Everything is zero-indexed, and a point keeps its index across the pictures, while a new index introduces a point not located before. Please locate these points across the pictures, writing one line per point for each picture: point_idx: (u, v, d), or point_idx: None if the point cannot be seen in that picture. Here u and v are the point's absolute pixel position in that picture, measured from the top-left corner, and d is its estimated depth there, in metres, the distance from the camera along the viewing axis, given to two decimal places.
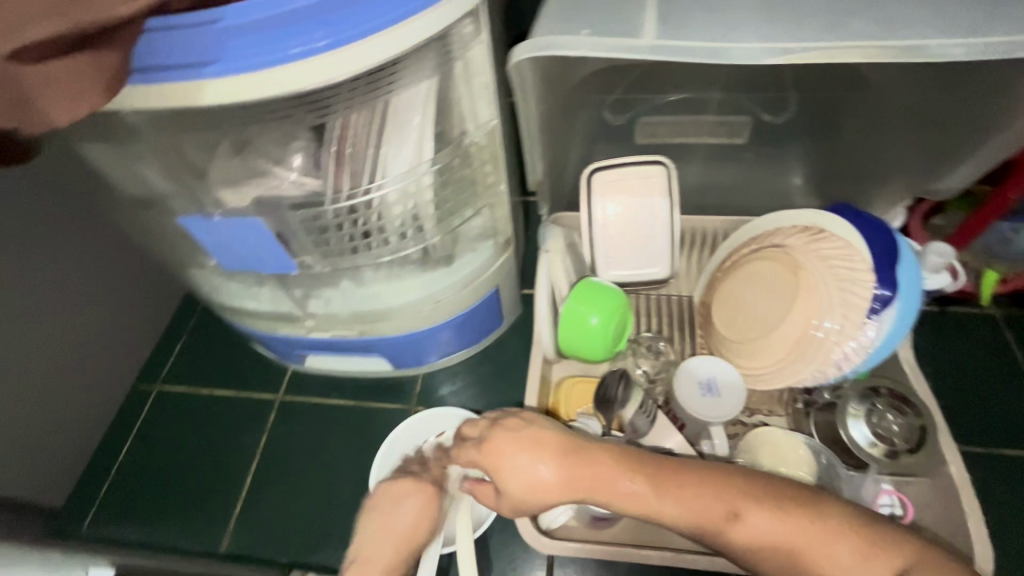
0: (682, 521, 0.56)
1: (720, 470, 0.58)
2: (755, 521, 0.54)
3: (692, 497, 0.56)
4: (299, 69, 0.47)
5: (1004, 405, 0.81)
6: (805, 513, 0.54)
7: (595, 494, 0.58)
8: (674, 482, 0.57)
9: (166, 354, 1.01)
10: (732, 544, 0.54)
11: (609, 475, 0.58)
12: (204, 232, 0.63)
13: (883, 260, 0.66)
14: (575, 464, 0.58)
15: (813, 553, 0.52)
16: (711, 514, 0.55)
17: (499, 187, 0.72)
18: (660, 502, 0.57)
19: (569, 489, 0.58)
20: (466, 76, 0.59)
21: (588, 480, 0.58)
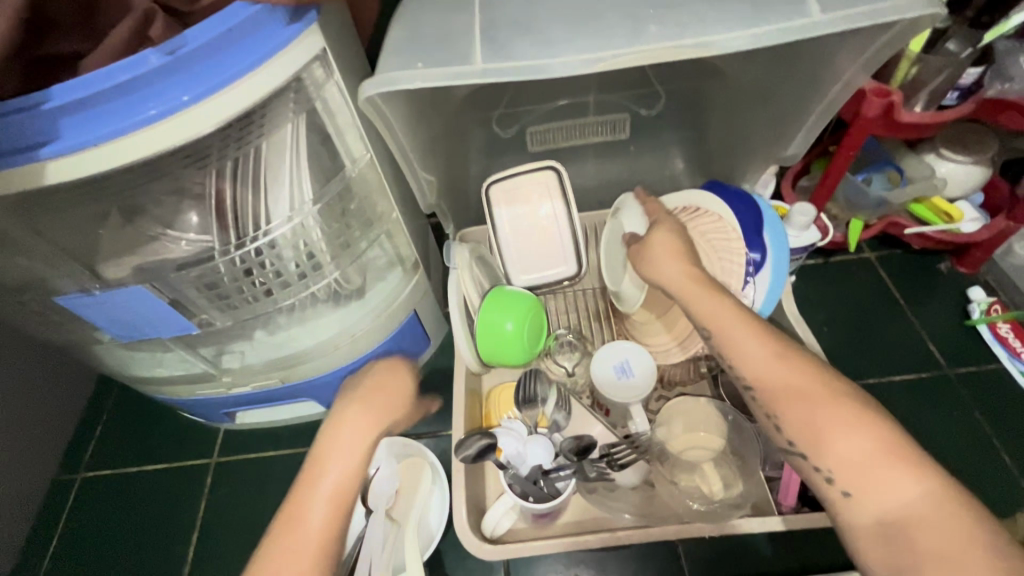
0: (736, 361, 0.58)
1: (786, 344, 0.58)
2: (804, 394, 0.53)
3: (754, 348, 0.57)
4: (143, 135, 0.48)
5: (884, 338, 0.90)
6: (855, 403, 0.52)
7: (695, 308, 0.61)
8: (737, 332, 0.58)
9: (85, 438, 0.96)
10: (772, 398, 0.55)
11: (716, 307, 0.60)
12: (88, 309, 0.61)
13: (750, 227, 0.73)
14: (709, 290, 0.62)
15: (846, 435, 0.51)
16: (756, 364, 0.57)
17: (392, 214, 0.74)
18: (724, 338, 0.59)
19: (687, 298, 0.62)
20: (329, 115, 0.61)
21: (725, 316, 0.59)
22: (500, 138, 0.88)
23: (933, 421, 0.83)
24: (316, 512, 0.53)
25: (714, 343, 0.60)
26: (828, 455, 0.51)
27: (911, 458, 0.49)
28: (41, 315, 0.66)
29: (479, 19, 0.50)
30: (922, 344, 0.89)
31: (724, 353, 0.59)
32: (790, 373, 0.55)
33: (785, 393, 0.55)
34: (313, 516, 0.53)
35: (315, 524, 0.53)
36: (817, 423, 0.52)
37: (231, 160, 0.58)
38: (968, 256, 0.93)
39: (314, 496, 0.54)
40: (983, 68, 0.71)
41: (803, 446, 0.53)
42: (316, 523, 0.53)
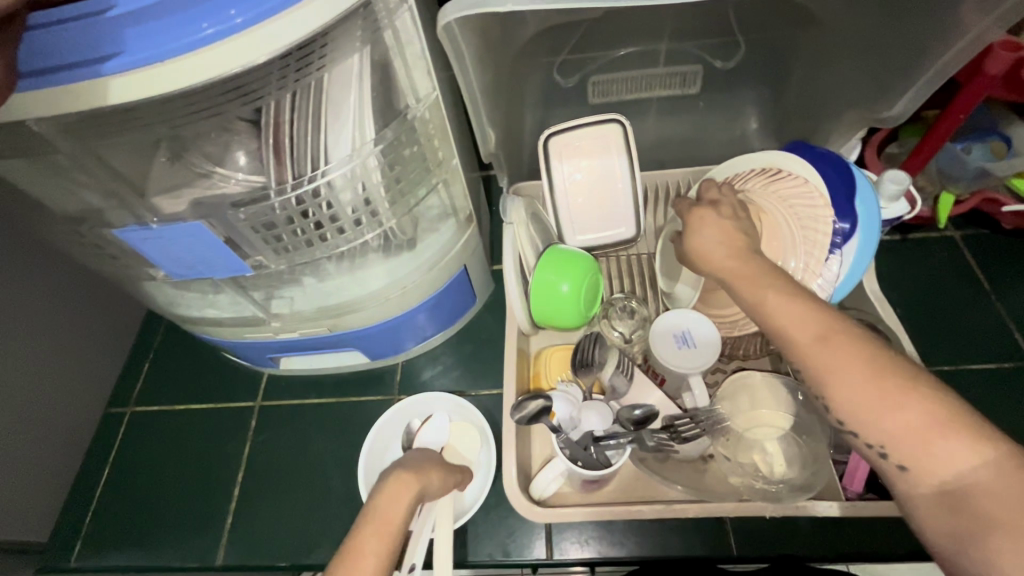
0: (777, 338, 0.53)
1: (833, 317, 0.52)
2: (855, 368, 0.49)
3: (796, 323, 0.52)
4: (210, 54, 0.44)
5: (964, 323, 0.84)
6: (907, 376, 0.48)
7: (749, 295, 0.55)
8: (776, 307, 0.53)
9: (134, 375, 0.97)
10: (814, 375, 0.50)
11: (757, 284, 0.55)
12: (145, 243, 0.60)
13: (840, 194, 0.67)
14: (751, 279, 0.55)
15: (900, 409, 0.47)
16: (798, 341, 0.51)
17: (450, 161, 0.70)
18: (765, 316, 0.54)
19: (734, 277, 0.57)
20: (397, 47, 0.57)
21: (764, 295, 0.54)
22: (562, 86, 0.82)
23: (1012, 412, 0.77)
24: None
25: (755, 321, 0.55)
26: (876, 433, 0.48)
27: (957, 423, 0.46)
28: (96, 248, 0.65)
29: None
30: (1006, 332, 0.83)
31: (766, 331, 0.54)
32: (834, 348, 0.50)
33: (818, 370, 0.50)
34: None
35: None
36: (866, 405, 0.48)
37: (291, 91, 0.54)
38: None
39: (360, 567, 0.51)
40: None
41: (853, 426, 0.49)
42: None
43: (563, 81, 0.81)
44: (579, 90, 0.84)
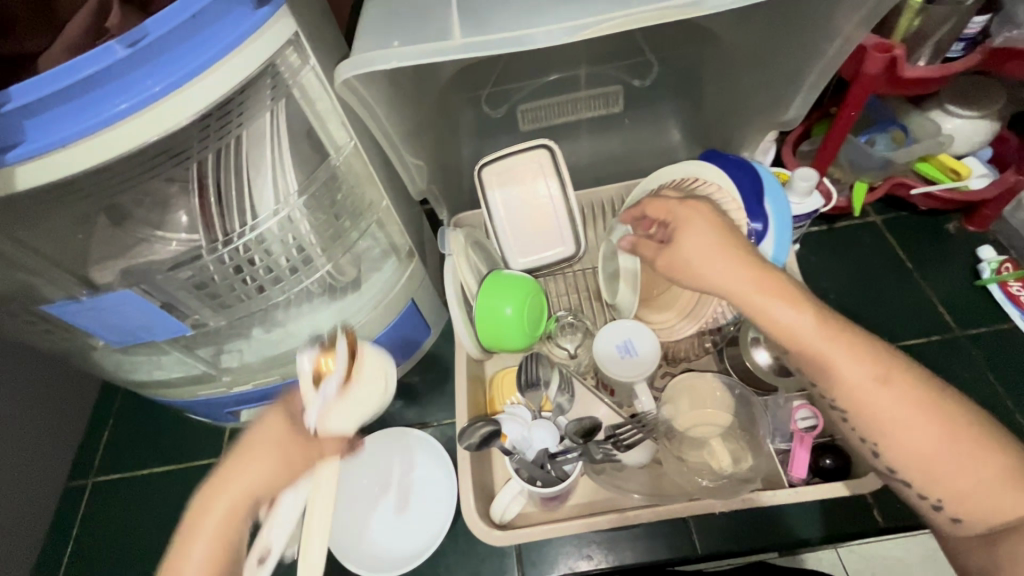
0: (825, 382, 0.51)
1: (885, 362, 0.49)
2: (923, 419, 0.47)
3: (853, 371, 0.49)
4: (114, 133, 0.46)
5: (892, 303, 0.88)
6: (972, 428, 0.47)
7: (760, 321, 0.52)
8: (829, 351, 0.50)
9: (94, 445, 0.96)
10: (873, 426, 0.49)
11: (796, 325, 0.50)
12: (79, 316, 0.60)
13: (751, 195, 0.71)
14: (759, 305, 0.51)
15: (968, 465, 0.46)
16: (856, 388, 0.49)
17: (381, 202, 0.72)
18: (811, 359, 0.50)
19: (754, 315, 0.52)
20: (309, 103, 0.59)
21: (811, 341, 0.50)
22: (491, 117, 0.85)
23: (943, 383, 0.81)
24: (208, 528, 0.44)
25: (796, 360, 0.52)
26: (936, 485, 0.48)
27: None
28: (33, 325, 0.65)
29: None
30: (932, 307, 0.87)
31: (811, 372, 0.51)
32: (896, 397, 0.48)
33: (879, 423, 0.48)
34: (208, 513, 0.45)
35: (203, 548, 0.44)
36: (932, 462, 0.47)
37: (214, 150, 0.56)
38: (978, 214, 0.90)
39: (218, 499, 0.45)
40: (988, 16, 0.68)
41: (910, 474, 0.49)
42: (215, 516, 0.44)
43: (491, 113, 0.84)
44: (508, 120, 0.87)
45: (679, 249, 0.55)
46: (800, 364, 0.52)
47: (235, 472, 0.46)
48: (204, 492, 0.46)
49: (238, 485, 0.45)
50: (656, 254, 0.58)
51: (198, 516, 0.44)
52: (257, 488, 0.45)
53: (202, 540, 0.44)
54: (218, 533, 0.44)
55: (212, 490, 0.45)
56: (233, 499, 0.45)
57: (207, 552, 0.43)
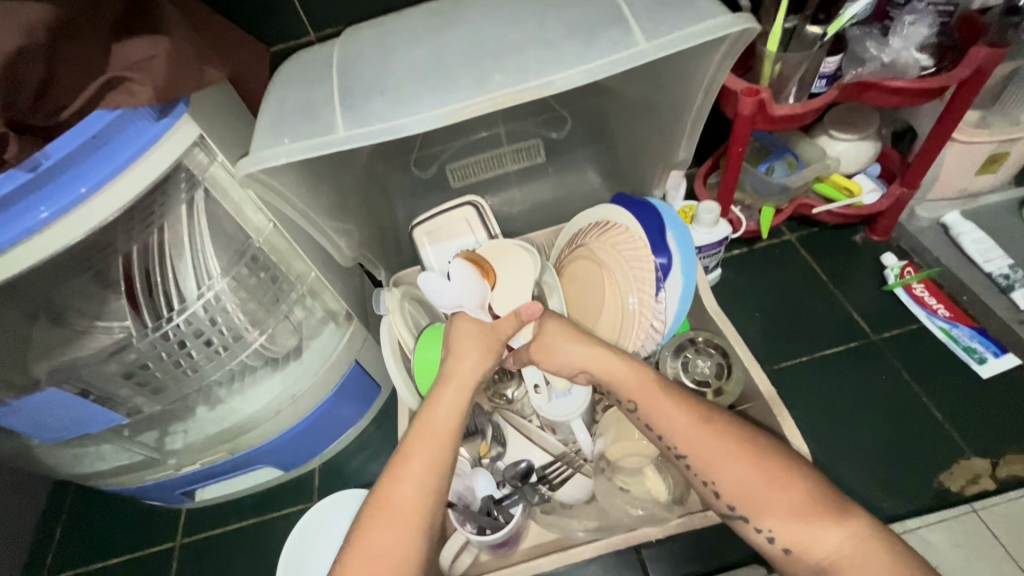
0: (664, 431, 0.58)
1: (705, 404, 0.59)
2: (730, 456, 0.55)
3: (677, 414, 0.58)
4: (22, 248, 0.49)
5: (810, 316, 0.94)
6: (776, 458, 0.54)
7: (607, 376, 0.61)
8: (660, 398, 0.59)
9: (48, 540, 0.94)
10: (700, 465, 0.56)
11: (628, 376, 0.61)
12: (8, 417, 0.61)
13: (654, 233, 0.76)
14: (602, 363, 0.62)
15: (781, 487, 0.53)
16: (685, 428, 0.57)
17: (311, 275, 0.75)
18: (649, 408, 0.59)
19: (605, 375, 0.62)
20: (226, 193, 0.63)
21: (648, 391, 0.59)
22: (421, 178, 0.91)
23: (867, 388, 0.86)
24: (442, 411, 0.58)
25: (641, 414, 0.60)
26: (763, 514, 0.53)
27: (832, 509, 0.52)
28: None
29: (338, 86, 0.52)
30: (847, 316, 0.93)
31: (652, 422, 0.59)
32: (711, 433, 0.56)
33: (705, 462, 0.56)
34: (434, 422, 0.58)
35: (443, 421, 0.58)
36: (755, 496, 0.53)
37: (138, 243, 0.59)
38: (878, 226, 0.97)
39: (440, 399, 0.59)
40: (839, 56, 0.75)
41: (742, 508, 0.54)
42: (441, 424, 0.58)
43: (420, 174, 0.89)
44: (438, 178, 0.92)
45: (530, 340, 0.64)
46: (646, 418, 0.60)
47: (455, 362, 0.60)
48: (422, 413, 0.59)
49: (460, 376, 0.60)
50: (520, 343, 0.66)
51: (427, 421, 0.58)
52: (476, 372, 0.60)
53: (430, 441, 0.56)
54: (446, 429, 0.58)
55: (446, 378, 0.59)
56: (444, 422, 0.58)
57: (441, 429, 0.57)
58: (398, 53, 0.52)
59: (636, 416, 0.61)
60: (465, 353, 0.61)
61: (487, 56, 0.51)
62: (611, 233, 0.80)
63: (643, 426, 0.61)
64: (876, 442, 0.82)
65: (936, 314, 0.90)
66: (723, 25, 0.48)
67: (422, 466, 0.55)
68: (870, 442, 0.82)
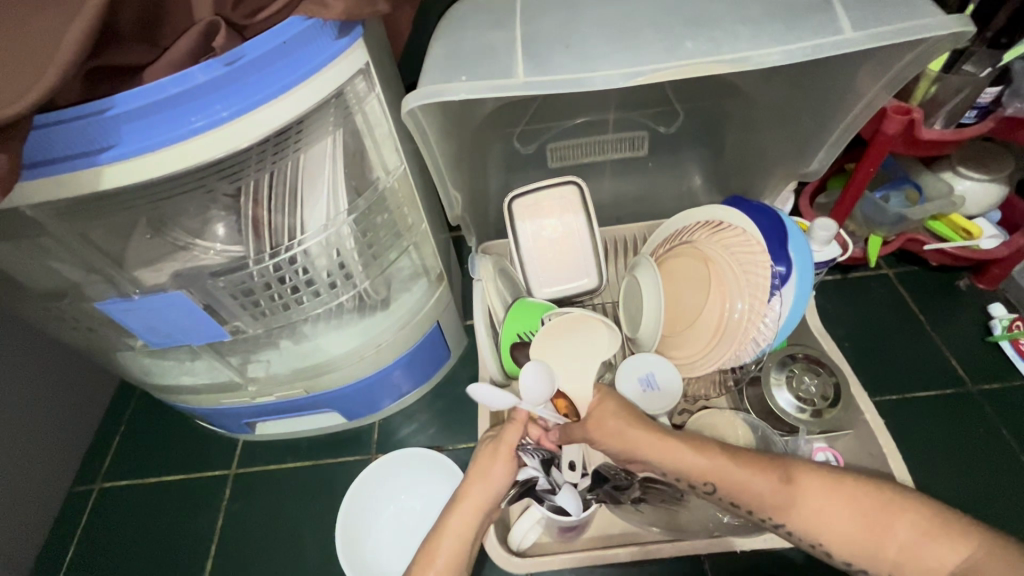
0: (751, 505, 0.57)
1: (778, 463, 0.58)
2: (822, 500, 0.55)
3: (758, 484, 0.56)
4: (194, 144, 0.48)
5: (905, 356, 0.90)
6: (869, 495, 0.54)
7: (674, 464, 0.58)
8: (733, 471, 0.57)
9: (103, 450, 0.95)
10: (801, 524, 0.56)
11: (697, 460, 0.58)
12: (124, 314, 0.62)
13: (774, 241, 0.72)
14: (665, 446, 0.59)
15: (881, 533, 0.53)
16: (773, 497, 0.56)
17: (419, 226, 0.76)
18: (730, 487, 0.57)
19: (669, 462, 0.58)
20: (366, 129, 0.63)
21: (721, 467, 0.57)
22: (521, 153, 0.89)
23: (960, 437, 0.82)
24: (449, 539, 0.57)
25: (723, 493, 0.58)
26: (880, 563, 0.53)
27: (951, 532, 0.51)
28: (75, 321, 0.67)
29: (518, 33, 0.51)
30: (945, 361, 0.89)
31: (738, 499, 0.57)
32: (798, 492, 0.56)
33: (805, 521, 0.56)
34: (439, 555, 0.56)
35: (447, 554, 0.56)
36: (862, 538, 0.53)
37: (281, 163, 0.59)
38: (987, 273, 0.93)
39: (445, 534, 0.57)
40: (1000, 88, 0.72)
41: (859, 562, 0.54)
42: (446, 556, 0.56)
43: (523, 148, 0.88)
44: (538, 156, 0.90)
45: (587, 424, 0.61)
46: (731, 497, 0.58)
47: (468, 485, 0.59)
48: (424, 546, 0.57)
49: (471, 500, 0.58)
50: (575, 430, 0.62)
51: (430, 552, 0.56)
52: (489, 499, 0.59)
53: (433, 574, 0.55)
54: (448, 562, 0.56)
55: (454, 510, 0.58)
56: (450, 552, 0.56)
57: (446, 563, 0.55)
58: (583, 11, 0.52)
59: (715, 496, 0.58)
60: (476, 475, 0.60)
61: (678, 24, 0.49)
62: (721, 233, 0.78)
63: (727, 503, 0.58)
64: (963, 495, 0.78)
65: None
66: (945, 25, 0.46)
67: None
68: (955, 495, 0.78)
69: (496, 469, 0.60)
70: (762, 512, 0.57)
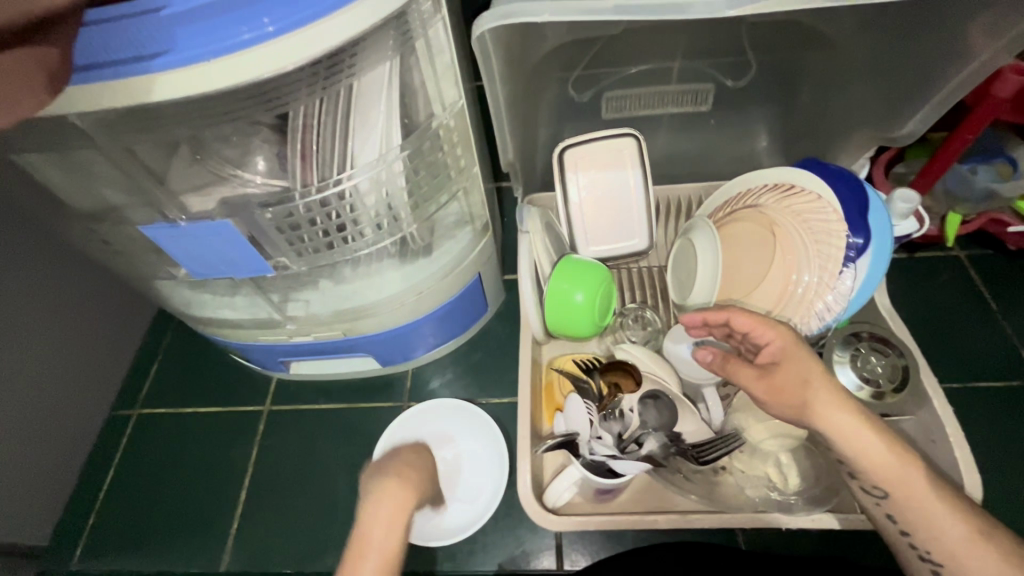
0: (916, 529, 0.52)
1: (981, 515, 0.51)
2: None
3: (946, 520, 0.51)
4: (250, 57, 0.44)
5: (969, 342, 0.85)
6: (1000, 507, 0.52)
7: (854, 454, 0.53)
8: (924, 490, 0.52)
9: (141, 377, 0.97)
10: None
11: (884, 461, 0.53)
12: (171, 240, 0.60)
13: (855, 210, 0.67)
14: (851, 432, 0.53)
15: None
16: (950, 542, 0.51)
17: (471, 170, 0.72)
18: (905, 499, 0.52)
19: (850, 449, 0.53)
20: (427, 57, 0.58)
21: (908, 480, 0.52)
22: (576, 101, 0.82)
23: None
24: (381, 477, 0.59)
25: (890, 503, 0.53)
26: None
27: None
28: (121, 246, 0.66)
29: None
30: (1015, 351, 0.83)
31: (904, 516, 0.53)
32: (990, 554, 0.49)
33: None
34: (376, 487, 0.58)
35: (381, 488, 0.58)
36: None
37: (334, 90, 0.55)
38: None
39: (372, 486, 0.58)
40: None
41: None
42: (382, 486, 0.58)
43: (579, 95, 0.81)
44: (593, 104, 0.83)
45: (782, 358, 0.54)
46: (893, 509, 0.54)
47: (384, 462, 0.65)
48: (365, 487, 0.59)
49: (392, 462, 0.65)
50: (751, 374, 0.55)
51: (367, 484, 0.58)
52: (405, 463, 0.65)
53: (373, 496, 0.57)
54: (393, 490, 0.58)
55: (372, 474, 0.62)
56: (388, 508, 0.55)
57: (383, 494, 0.57)
58: None
59: (879, 500, 0.55)
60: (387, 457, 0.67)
61: None
62: (792, 199, 0.72)
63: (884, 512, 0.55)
64: (1020, 491, 0.75)
65: None
66: None
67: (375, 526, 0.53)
68: (1008, 489, 0.75)
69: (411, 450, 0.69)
70: (926, 546, 0.52)
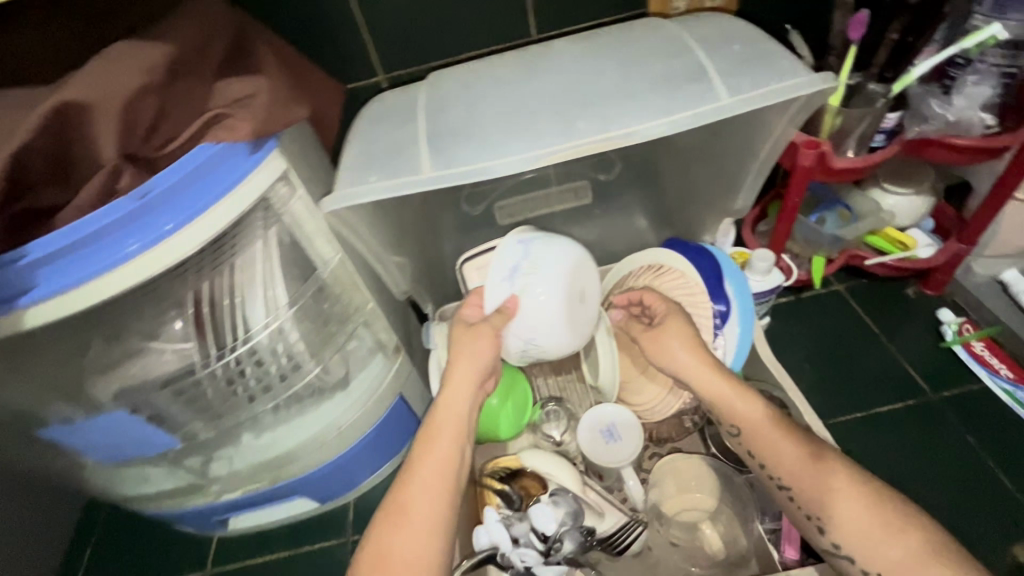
0: (830, 520, 0.56)
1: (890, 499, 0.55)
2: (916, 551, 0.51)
3: (854, 507, 0.55)
4: (111, 277, 0.51)
5: (864, 370, 0.91)
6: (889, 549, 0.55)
7: (762, 440, 0.60)
8: (835, 474, 0.56)
9: (76, 563, 0.93)
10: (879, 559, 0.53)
11: (785, 449, 0.59)
12: (74, 438, 0.63)
13: (712, 280, 0.76)
14: (759, 428, 0.61)
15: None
16: (856, 524, 0.54)
17: (366, 307, 0.75)
18: (808, 487, 0.57)
19: (759, 438, 0.61)
20: (298, 224, 0.65)
21: (817, 466, 0.57)
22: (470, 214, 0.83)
23: (927, 449, 0.84)
24: (422, 491, 0.58)
25: (803, 498, 0.58)
26: None
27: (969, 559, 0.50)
28: (28, 448, 0.67)
29: (424, 132, 0.56)
30: (903, 370, 0.91)
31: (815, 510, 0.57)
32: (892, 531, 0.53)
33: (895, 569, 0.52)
34: (424, 464, 0.60)
35: (430, 463, 0.60)
36: None
37: (211, 277, 0.62)
38: (932, 279, 0.95)
39: (415, 472, 0.60)
40: (901, 112, 0.76)
41: None
42: (435, 460, 0.60)
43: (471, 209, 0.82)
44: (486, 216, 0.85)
45: (666, 327, 0.69)
46: (804, 503, 0.58)
47: (424, 448, 0.61)
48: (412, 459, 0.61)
49: (428, 468, 0.60)
50: (645, 336, 0.71)
51: (401, 491, 0.58)
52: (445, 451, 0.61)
53: (419, 484, 0.59)
54: (420, 508, 0.57)
55: (408, 471, 0.60)
56: (434, 469, 0.60)
57: (425, 480, 0.59)
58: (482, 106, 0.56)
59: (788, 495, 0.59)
60: (432, 446, 0.61)
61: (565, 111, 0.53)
62: (664, 277, 0.79)
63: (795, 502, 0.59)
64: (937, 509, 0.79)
65: (999, 374, 0.87)
66: (787, 91, 0.52)
67: (404, 540, 0.56)
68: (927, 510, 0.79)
69: (449, 413, 0.63)
70: (838, 532, 0.55)
